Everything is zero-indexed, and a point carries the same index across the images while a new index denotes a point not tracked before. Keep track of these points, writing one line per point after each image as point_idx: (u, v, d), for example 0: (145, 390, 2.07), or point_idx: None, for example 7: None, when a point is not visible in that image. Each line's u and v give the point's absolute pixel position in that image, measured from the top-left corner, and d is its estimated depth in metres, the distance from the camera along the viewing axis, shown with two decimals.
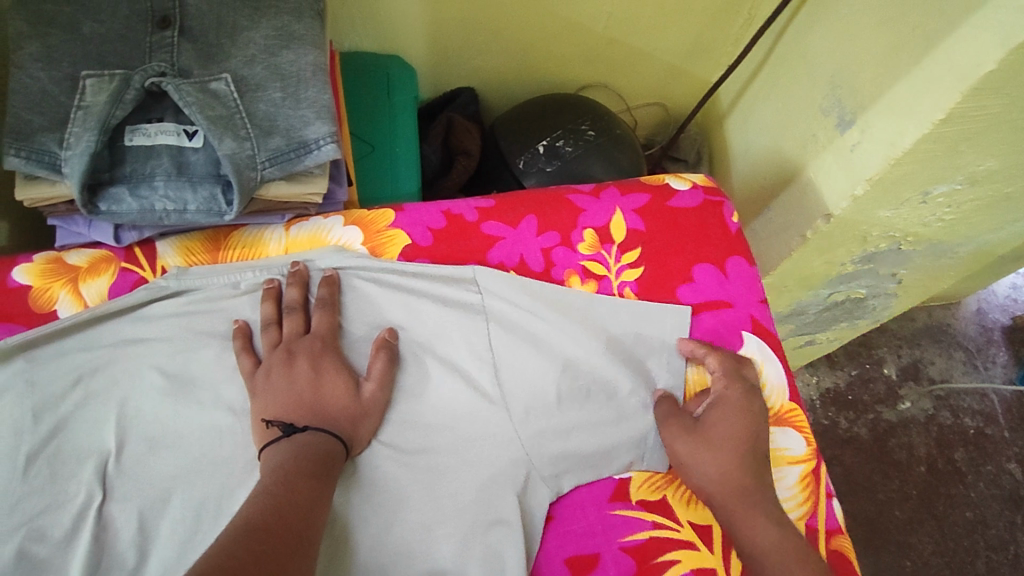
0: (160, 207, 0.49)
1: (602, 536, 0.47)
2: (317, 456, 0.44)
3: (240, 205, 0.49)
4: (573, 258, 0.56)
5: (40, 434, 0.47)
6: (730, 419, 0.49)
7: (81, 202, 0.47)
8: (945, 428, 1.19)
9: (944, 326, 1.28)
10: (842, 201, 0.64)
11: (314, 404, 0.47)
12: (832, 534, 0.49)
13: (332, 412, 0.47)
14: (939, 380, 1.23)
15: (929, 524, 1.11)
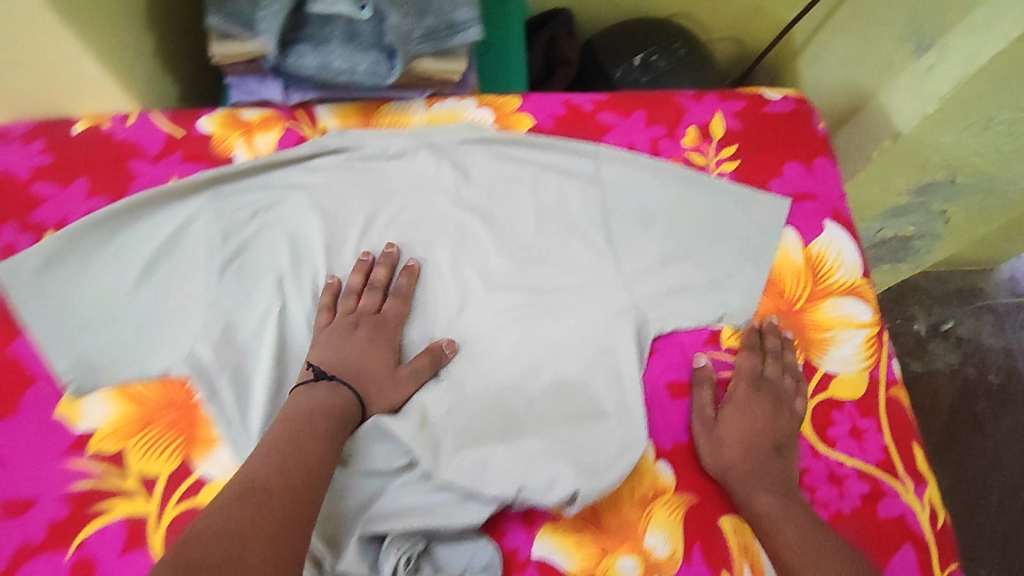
0: (335, 65, 0.57)
1: (697, 369, 0.56)
2: (337, 416, 0.47)
3: (402, 70, 0.57)
4: (677, 149, 0.63)
5: (228, 251, 0.56)
6: (743, 430, 0.52)
7: (273, 55, 0.56)
8: (970, 381, 1.25)
9: (977, 290, 1.33)
10: (911, 120, 0.72)
11: (351, 367, 0.50)
12: (890, 384, 0.56)
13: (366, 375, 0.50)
14: (966, 338, 1.29)
15: (947, 465, 1.18)
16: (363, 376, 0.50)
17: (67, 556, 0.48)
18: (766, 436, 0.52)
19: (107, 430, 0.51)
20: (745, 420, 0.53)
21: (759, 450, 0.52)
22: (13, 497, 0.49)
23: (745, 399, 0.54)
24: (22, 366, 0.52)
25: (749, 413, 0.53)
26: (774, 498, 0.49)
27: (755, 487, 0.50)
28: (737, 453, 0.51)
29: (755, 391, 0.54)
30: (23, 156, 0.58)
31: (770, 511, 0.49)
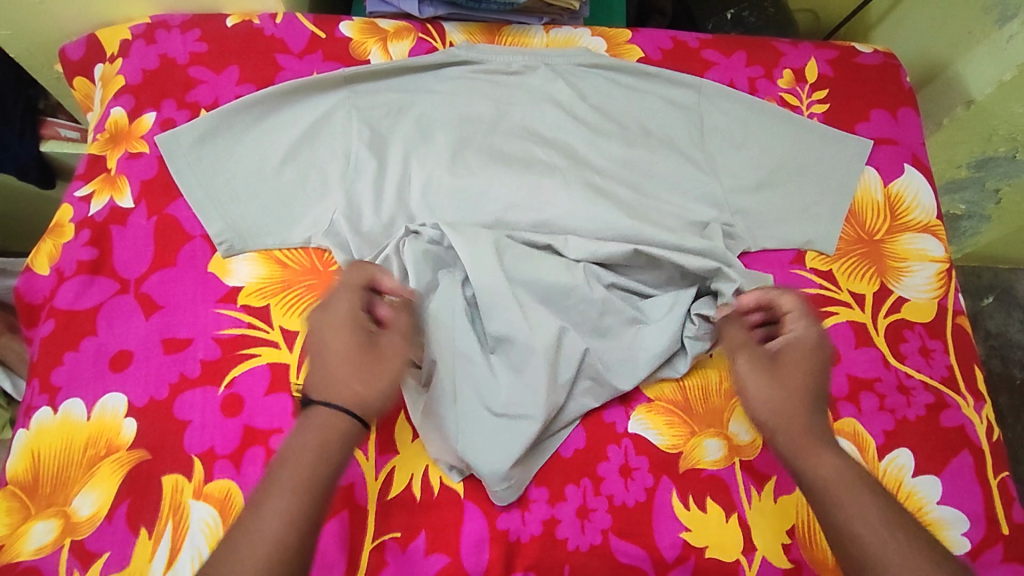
0: None
1: (782, 283, 0.61)
2: (323, 436, 0.44)
3: None
4: (773, 89, 0.69)
5: (364, 141, 0.62)
6: (801, 361, 0.49)
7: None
8: (993, 374, 1.25)
9: (1008, 288, 1.32)
10: (987, 87, 0.77)
11: (332, 377, 0.45)
12: (956, 312, 0.62)
13: (348, 368, 0.46)
14: (996, 332, 1.29)
15: None
16: (339, 375, 0.45)
17: (219, 391, 0.53)
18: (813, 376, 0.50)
19: (253, 288, 0.57)
20: (803, 366, 0.49)
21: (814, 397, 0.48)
22: (172, 336, 0.54)
23: (801, 336, 0.50)
24: (179, 225, 0.58)
25: (802, 358, 0.49)
26: (831, 458, 0.46)
27: (813, 448, 0.46)
28: (795, 402, 0.48)
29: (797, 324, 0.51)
30: (181, 43, 0.65)
31: (830, 474, 0.45)
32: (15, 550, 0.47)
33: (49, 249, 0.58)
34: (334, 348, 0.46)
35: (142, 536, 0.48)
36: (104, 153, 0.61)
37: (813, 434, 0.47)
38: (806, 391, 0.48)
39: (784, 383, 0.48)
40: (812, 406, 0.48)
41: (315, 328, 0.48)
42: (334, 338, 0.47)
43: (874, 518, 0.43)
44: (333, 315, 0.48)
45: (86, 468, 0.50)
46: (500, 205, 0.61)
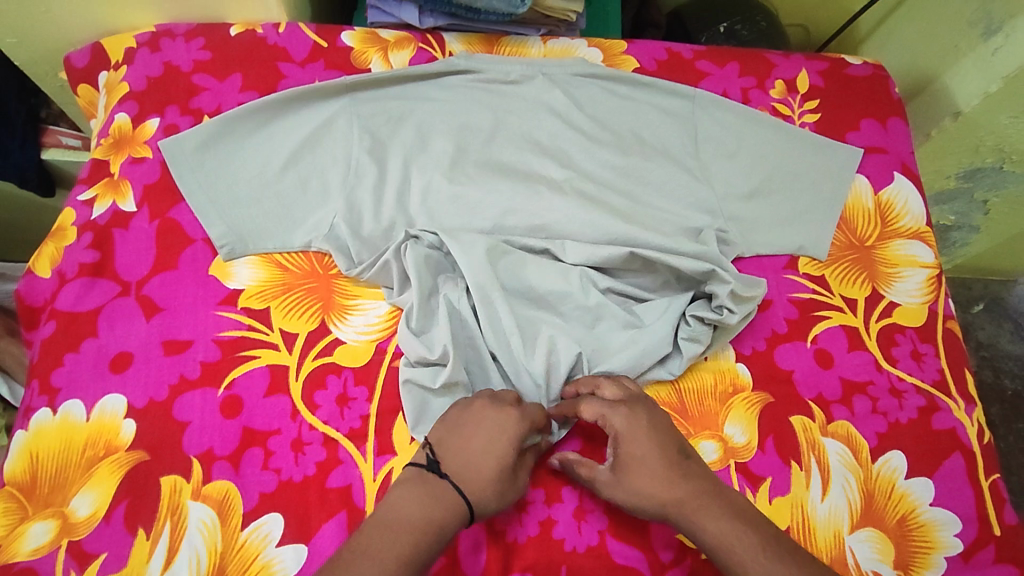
0: None
1: (775, 288, 0.62)
2: (440, 510, 0.46)
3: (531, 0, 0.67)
4: (765, 99, 0.71)
5: (364, 147, 0.63)
6: (642, 442, 0.49)
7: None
8: (985, 385, 1.26)
9: (998, 299, 1.33)
10: (973, 98, 0.79)
11: (465, 469, 0.48)
12: (946, 317, 0.63)
13: (482, 476, 0.48)
14: (986, 343, 1.30)
15: None
16: (479, 476, 0.48)
17: (218, 392, 0.53)
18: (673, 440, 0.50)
19: (254, 291, 0.57)
20: (640, 456, 0.49)
21: (675, 462, 0.48)
22: (172, 338, 0.55)
23: (628, 425, 0.49)
24: (181, 229, 0.59)
25: (635, 449, 0.49)
26: (725, 520, 0.47)
27: (698, 514, 0.47)
28: (663, 483, 0.48)
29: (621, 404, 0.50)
30: (185, 51, 0.66)
31: (727, 537, 0.46)
32: (10, 551, 0.47)
33: (50, 252, 0.59)
34: (480, 451, 0.48)
35: (140, 537, 0.48)
36: (107, 158, 0.62)
37: (692, 499, 0.47)
38: (663, 469, 0.48)
39: (641, 469, 0.48)
40: (674, 478, 0.48)
41: (478, 417, 0.50)
42: (496, 440, 0.49)
43: (765, 570, 0.44)
44: (492, 429, 0.49)
45: (85, 468, 0.50)
46: (498, 210, 0.62)
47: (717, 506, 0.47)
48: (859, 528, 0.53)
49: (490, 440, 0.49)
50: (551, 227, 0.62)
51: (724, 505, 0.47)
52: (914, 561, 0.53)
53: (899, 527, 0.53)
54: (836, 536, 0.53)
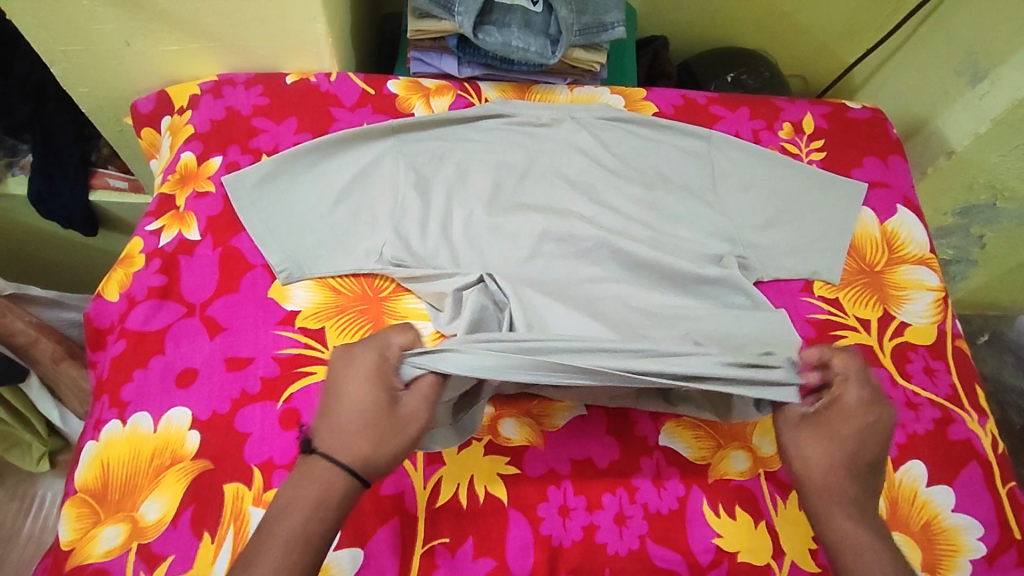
0: (514, 44, 0.72)
1: (793, 309, 0.67)
2: (319, 491, 0.43)
3: (562, 52, 0.73)
4: (775, 139, 0.77)
5: (409, 182, 0.68)
6: (854, 424, 0.48)
7: (467, 31, 0.71)
8: (993, 418, 1.29)
9: (1000, 332, 1.37)
10: (965, 139, 0.85)
11: (336, 427, 0.45)
12: (954, 336, 0.67)
13: (359, 429, 0.45)
14: (991, 377, 1.34)
15: None
16: (354, 429, 0.45)
17: (278, 406, 0.57)
18: (878, 449, 0.48)
19: (310, 311, 0.62)
20: (847, 434, 0.48)
21: (860, 464, 0.48)
22: (234, 355, 0.59)
23: (857, 406, 0.49)
24: (242, 257, 0.63)
25: (845, 426, 0.48)
26: (856, 526, 0.46)
27: (835, 510, 0.47)
28: (834, 471, 0.47)
29: (858, 383, 0.50)
30: (245, 97, 0.72)
31: (849, 538, 0.46)
32: (85, 552, 0.50)
33: (119, 277, 0.63)
34: (347, 405, 0.45)
35: (205, 541, 0.51)
36: (173, 192, 0.67)
37: (845, 495, 0.47)
38: (846, 456, 0.48)
39: (830, 447, 0.48)
40: (846, 469, 0.47)
41: (336, 373, 0.47)
42: (356, 387, 0.46)
43: None
44: (352, 378, 0.46)
45: (152, 475, 0.53)
46: (534, 240, 0.67)
47: (856, 515, 0.46)
48: None
49: (352, 390, 0.46)
50: (579, 255, 0.67)
51: (865, 518, 0.46)
52: (939, 562, 0.55)
53: (923, 530, 0.56)
54: None
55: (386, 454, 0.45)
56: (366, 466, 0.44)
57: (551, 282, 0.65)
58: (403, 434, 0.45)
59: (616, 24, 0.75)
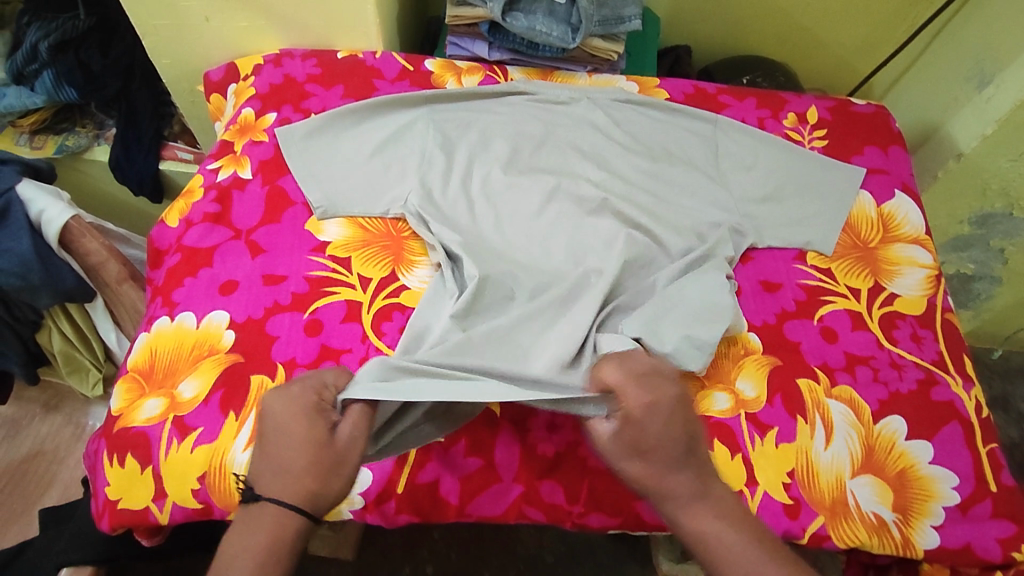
0: (538, 28, 0.81)
1: (786, 273, 0.71)
2: (272, 531, 0.46)
3: (582, 37, 0.81)
4: (779, 127, 0.82)
5: (436, 141, 0.76)
6: (662, 426, 0.49)
7: (497, 15, 0.80)
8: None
9: None
10: (973, 140, 0.88)
11: (277, 470, 0.47)
12: (944, 309, 0.70)
13: (295, 473, 0.47)
14: None
15: None
16: (296, 474, 0.47)
17: (304, 315, 0.64)
18: (679, 440, 0.49)
19: (340, 243, 0.69)
20: (654, 436, 0.49)
21: (676, 460, 0.49)
22: (271, 272, 0.66)
23: (650, 405, 0.49)
24: (286, 194, 0.72)
25: (653, 428, 0.49)
26: (720, 522, 0.49)
27: (693, 508, 0.49)
28: (668, 472, 0.49)
29: (631, 381, 0.51)
30: (302, 67, 0.82)
31: (710, 534, 0.49)
32: (129, 419, 0.58)
33: (180, 206, 0.72)
34: (291, 450, 0.47)
35: (230, 419, 0.57)
36: (233, 140, 0.77)
37: (679, 493, 0.49)
38: (671, 460, 0.49)
39: (646, 462, 0.49)
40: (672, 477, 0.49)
41: (267, 415, 0.49)
42: (291, 431, 0.48)
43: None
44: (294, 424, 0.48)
45: (190, 363, 0.60)
46: (543, 200, 0.73)
47: (706, 506, 0.49)
48: (859, 475, 0.58)
49: (290, 433, 0.47)
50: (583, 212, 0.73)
51: (712, 506, 0.49)
52: (912, 506, 0.57)
53: (897, 477, 0.58)
54: (838, 480, 0.58)
55: (332, 490, 0.47)
56: (317, 503, 0.47)
57: (555, 234, 0.71)
58: (342, 472, 0.48)
59: (633, 17, 0.84)
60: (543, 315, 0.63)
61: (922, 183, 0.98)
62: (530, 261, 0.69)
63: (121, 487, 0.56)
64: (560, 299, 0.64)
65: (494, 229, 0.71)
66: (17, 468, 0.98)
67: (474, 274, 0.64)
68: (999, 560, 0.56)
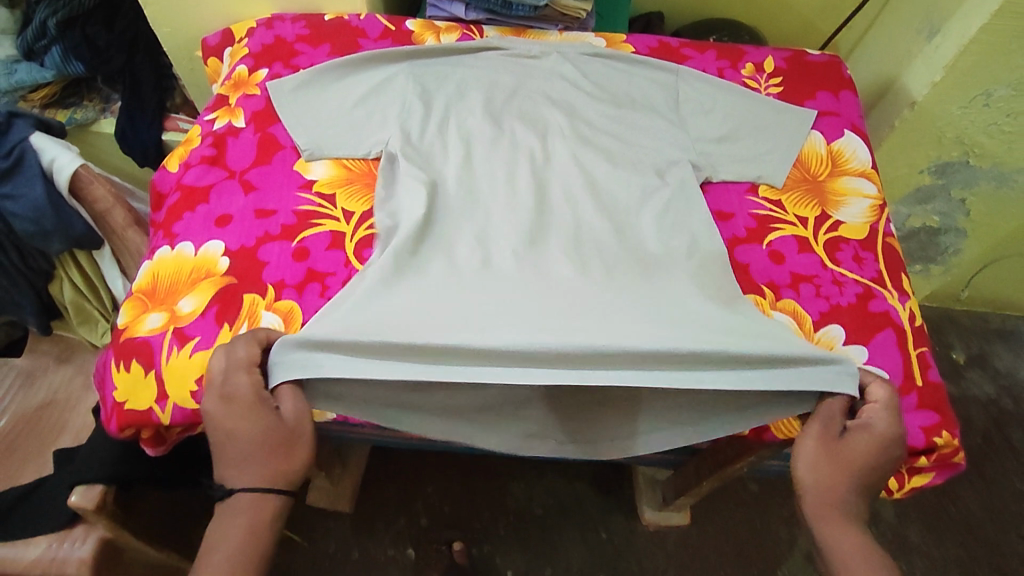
0: None
1: (738, 204, 0.76)
2: (251, 514, 0.53)
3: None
4: (738, 76, 0.88)
5: (414, 88, 0.81)
6: (870, 447, 0.56)
7: None
8: (1005, 411, 1.42)
9: (1013, 331, 1.54)
10: (924, 88, 0.93)
11: (239, 462, 0.53)
12: (886, 234, 0.75)
13: (260, 456, 0.53)
14: (1005, 371, 1.48)
15: (978, 481, 1.34)
16: (260, 461, 0.53)
17: (292, 244, 0.70)
18: (878, 466, 0.56)
19: (326, 181, 0.75)
20: (865, 453, 0.56)
21: (863, 481, 0.56)
22: (262, 207, 0.72)
23: (885, 432, 0.56)
24: (276, 140, 0.78)
25: (863, 446, 0.56)
26: (859, 538, 0.54)
27: (844, 523, 0.55)
28: (840, 480, 0.55)
29: (886, 411, 0.58)
30: (291, 28, 0.89)
31: (851, 551, 0.53)
32: (135, 330, 0.66)
33: (179, 153, 0.79)
34: (249, 441, 0.53)
35: (225, 328, 0.65)
36: (228, 94, 0.83)
37: (840, 504, 0.55)
38: (861, 475, 0.56)
39: (840, 462, 0.56)
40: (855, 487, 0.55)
41: (218, 416, 0.53)
42: (245, 427, 0.53)
43: None
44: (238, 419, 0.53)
45: (189, 284, 0.68)
46: (514, 149, 0.78)
47: (856, 525, 0.55)
48: None
49: (246, 428, 0.53)
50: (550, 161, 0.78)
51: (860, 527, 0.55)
52: None
53: None
54: None
55: (294, 466, 0.54)
56: (286, 479, 0.54)
57: (522, 173, 0.76)
58: (299, 449, 0.55)
59: None
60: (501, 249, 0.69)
61: (881, 134, 1.04)
62: (498, 199, 0.74)
63: (128, 389, 0.64)
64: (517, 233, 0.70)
65: (465, 169, 0.76)
66: (30, 416, 1.03)
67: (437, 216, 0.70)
68: (923, 446, 0.63)
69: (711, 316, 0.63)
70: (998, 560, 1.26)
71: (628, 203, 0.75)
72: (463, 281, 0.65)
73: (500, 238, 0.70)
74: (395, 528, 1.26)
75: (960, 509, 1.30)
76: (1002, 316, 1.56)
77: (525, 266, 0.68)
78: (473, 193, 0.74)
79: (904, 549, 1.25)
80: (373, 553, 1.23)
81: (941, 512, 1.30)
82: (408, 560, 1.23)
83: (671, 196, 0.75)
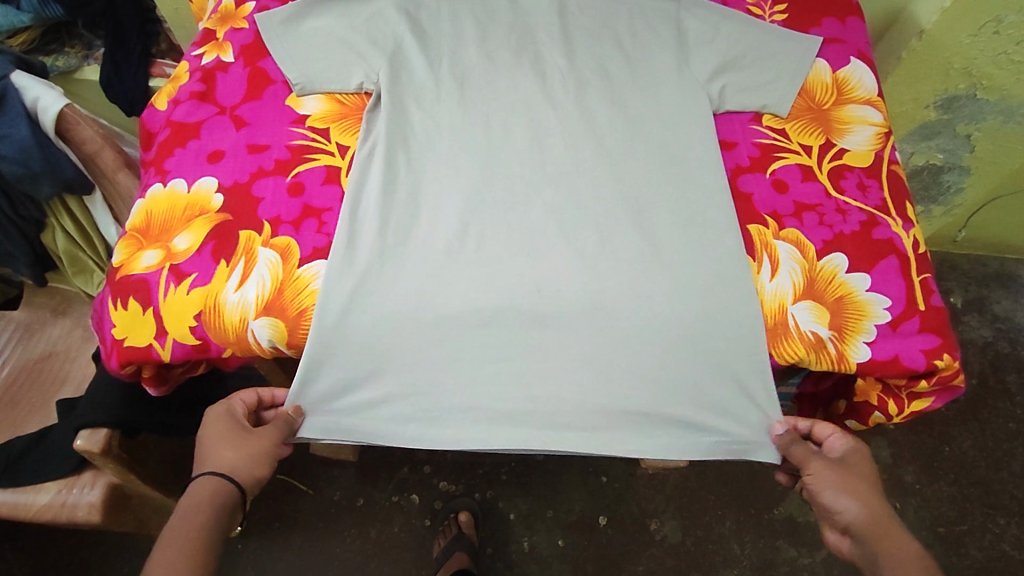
0: None
1: (742, 134, 0.75)
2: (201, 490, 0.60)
3: None
4: (741, 3, 0.85)
5: (404, 20, 0.77)
6: (857, 459, 0.65)
7: None
8: (1001, 354, 1.43)
9: (1014, 276, 1.53)
10: (933, 15, 0.91)
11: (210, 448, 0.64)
12: (891, 162, 0.74)
13: (223, 442, 0.64)
14: (1003, 316, 1.48)
15: (972, 424, 1.36)
16: (215, 446, 0.63)
17: (286, 179, 0.69)
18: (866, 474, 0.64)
19: (319, 116, 0.73)
20: (855, 465, 0.64)
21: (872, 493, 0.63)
22: (255, 143, 0.71)
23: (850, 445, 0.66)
24: (266, 74, 0.76)
25: (852, 459, 0.65)
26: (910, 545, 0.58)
27: (893, 531, 0.60)
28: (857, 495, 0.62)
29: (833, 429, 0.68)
30: None
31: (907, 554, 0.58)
32: (131, 268, 0.65)
33: (168, 89, 0.77)
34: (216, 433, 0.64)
35: (221, 265, 0.64)
36: (214, 28, 0.81)
37: (873, 516, 0.61)
38: (863, 483, 0.63)
39: (850, 479, 0.63)
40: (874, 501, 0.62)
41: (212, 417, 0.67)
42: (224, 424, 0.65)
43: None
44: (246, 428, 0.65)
45: (183, 222, 0.67)
46: (512, 94, 0.76)
47: (902, 533, 0.59)
48: (800, 301, 0.65)
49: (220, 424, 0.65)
50: (551, 99, 0.76)
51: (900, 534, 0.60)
52: (847, 325, 0.64)
53: (835, 301, 0.65)
54: (781, 305, 0.65)
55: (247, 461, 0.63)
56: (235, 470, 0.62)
57: (515, 115, 0.74)
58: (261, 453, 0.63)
59: None
60: (487, 205, 0.69)
61: (887, 67, 1.01)
62: (487, 152, 0.72)
63: (126, 327, 0.64)
64: (504, 186, 0.70)
65: (456, 112, 0.73)
66: (32, 367, 1.03)
67: (424, 178, 0.70)
68: (923, 368, 0.63)
69: (691, 265, 0.66)
70: (990, 497, 1.29)
71: (626, 137, 0.73)
72: (443, 262, 0.66)
73: (484, 197, 0.69)
74: (399, 476, 1.27)
75: (954, 450, 1.33)
76: (1001, 261, 1.55)
77: (512, 224, 0.68)
78: (462, 138, 0.72)
79: (897, 487, 1.28)
80: (377, 499, 1.25)
81: (934, 451, 1.32)
82: (412, 506, 1.25)
83: (670, 129, 0.74)
